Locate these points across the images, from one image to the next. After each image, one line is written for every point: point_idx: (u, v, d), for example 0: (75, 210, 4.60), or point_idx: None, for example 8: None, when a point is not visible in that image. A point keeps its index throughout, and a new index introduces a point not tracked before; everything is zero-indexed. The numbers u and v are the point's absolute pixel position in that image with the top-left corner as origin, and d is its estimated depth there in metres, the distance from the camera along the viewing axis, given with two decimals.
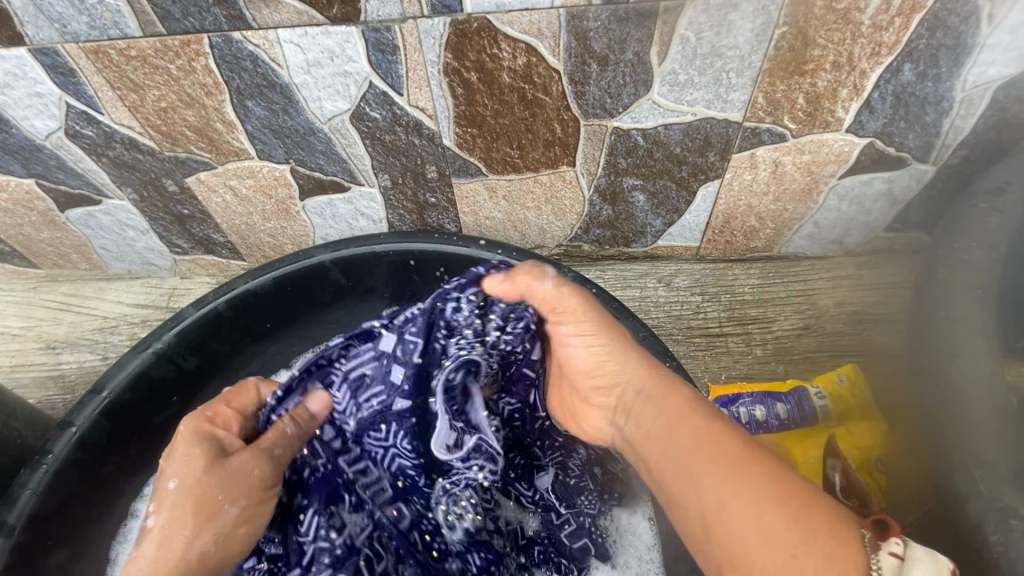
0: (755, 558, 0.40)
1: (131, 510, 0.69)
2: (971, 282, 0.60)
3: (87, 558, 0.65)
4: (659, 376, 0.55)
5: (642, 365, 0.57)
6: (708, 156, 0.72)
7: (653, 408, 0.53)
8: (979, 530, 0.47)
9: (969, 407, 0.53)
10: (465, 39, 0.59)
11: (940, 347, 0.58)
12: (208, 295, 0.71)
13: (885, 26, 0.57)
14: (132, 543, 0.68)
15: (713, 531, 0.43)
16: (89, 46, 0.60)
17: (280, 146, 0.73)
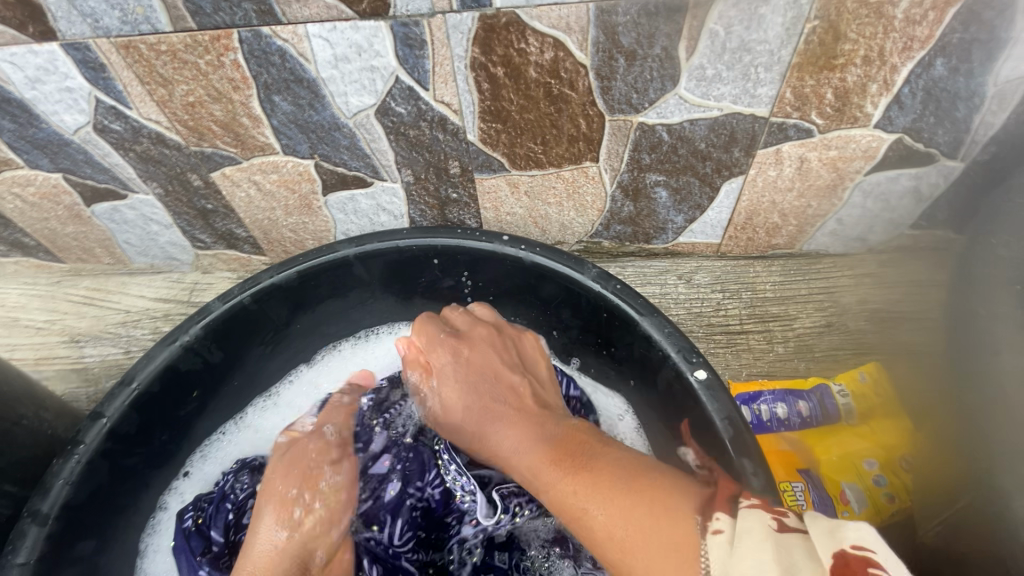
0: (634, 551, 0.40)
1: (158, 503, 0.71)
2: None
3: (116, 548, 0.66)
4: (483, 395, 0.60)
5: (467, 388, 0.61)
6: (732, 151, 0.71)
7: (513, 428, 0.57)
8: None
9: (1013, 405, 0.52)
10: (494, 33, 0.59)
11: (983, 341, 0.56)
12: (234, 289, 0.71)
13: (919, 20, 0.56)
14: (162, 536, 0.70)
15: (622, 547, 0.41)
16: (120, 41, 0.61)
17: (305, 141, 0.73)
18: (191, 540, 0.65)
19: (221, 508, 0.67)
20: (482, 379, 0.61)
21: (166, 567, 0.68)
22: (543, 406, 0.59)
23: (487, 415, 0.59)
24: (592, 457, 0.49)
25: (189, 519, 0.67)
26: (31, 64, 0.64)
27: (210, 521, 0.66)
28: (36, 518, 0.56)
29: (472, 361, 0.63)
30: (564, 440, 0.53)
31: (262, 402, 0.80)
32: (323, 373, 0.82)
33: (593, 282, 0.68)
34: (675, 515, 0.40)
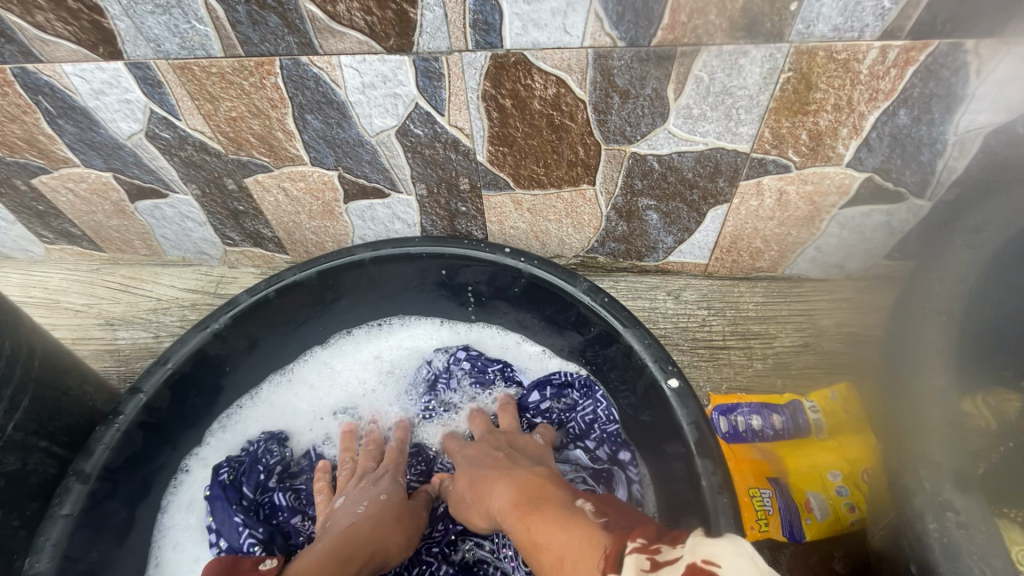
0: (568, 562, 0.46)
1: (181, 465, 0.78)
2: (935, 306, 0.62)
3: (146, 504, 0.73)
4: (471, 466, 0.68)
5: (468, 466, 0.69)
6: (718, 182, 0.78)
7: (481, 481, 0.64)
8: (921, 519, 0.53)
9: (923, 419, 0.56)
10: (503, 70, 0.67)
11: (909, 362, 0.60)
12: (260, 284, 0.79)
13: (882, 76, 0.63)
14: (184, 494, 0.77)
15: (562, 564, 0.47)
16: (177, 62, 0.70)
17: (332, 154, 0.81)
18: (226, 491, 0.73)
19: (254, 468, 0.76)
20: (476, 453, 0.71)
21: (183, 523, 0.75)
22: (516, 460, 0.66)
23: (473, 479, 0.66)
24: (549, 497, 0.56)
25: (224, 473, 0.75)
26: (97, 78, 0.73)
27: (244, 477, 0.75)
28: (79, 476, 0.64)
29: (473, 448, 0.73)
30: (524, 482, 0.60)
31: (277, 377, 0.87)
32: (335, 355, 0.89)
33: (583, 294, 0.75)
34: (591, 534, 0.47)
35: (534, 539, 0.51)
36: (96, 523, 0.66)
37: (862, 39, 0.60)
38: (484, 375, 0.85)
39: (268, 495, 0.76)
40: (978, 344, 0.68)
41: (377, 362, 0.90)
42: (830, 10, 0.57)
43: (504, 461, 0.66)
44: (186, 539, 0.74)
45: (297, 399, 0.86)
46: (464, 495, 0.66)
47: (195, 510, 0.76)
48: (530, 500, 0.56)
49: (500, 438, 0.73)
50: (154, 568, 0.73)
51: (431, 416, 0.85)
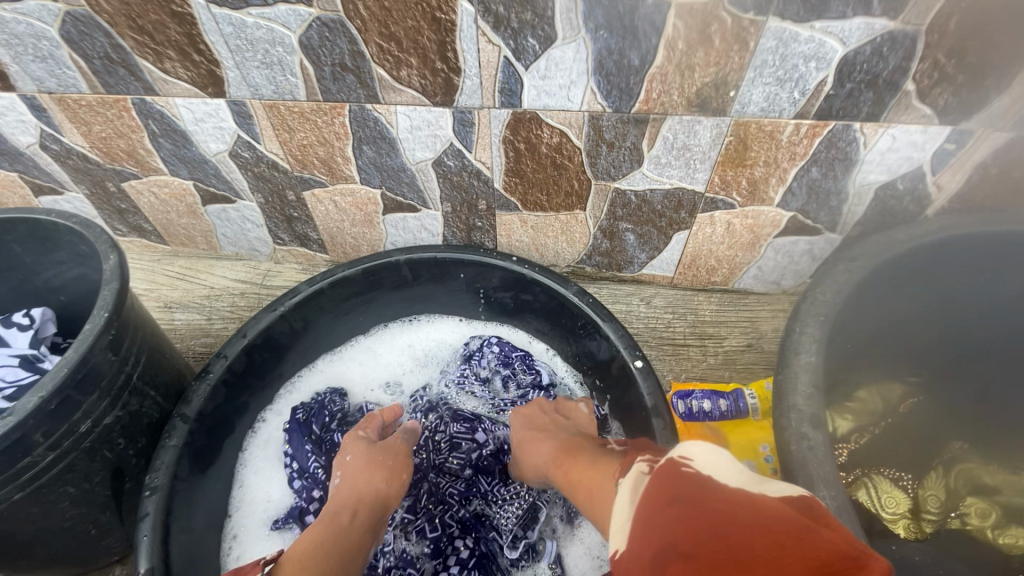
0: (597, 494, 0.60)
1: (258, 416, 0.98)
2: (827, 302, 0.76)
3: (232, 442, 0.92)
4: (524, 432, 0.88)
5: (521, 430, 0.89)
6: (680, 213, 1.01)
7: (533, 446, 0.84)
8: (787, 443, 0.66)
9: (793, 382, 0.70)
10: (520, 123, 0.89)
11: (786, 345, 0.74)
12: (318, 277, 0.99)
13: (797, 143, 0.86)
14: (262, 435, 0.97)
15: (592, 498, 0.61)
16: (268, 102, 0.90)
17: (379, 176, 1.02)
18: (302, 426, 0.93)
19: (321, 412, 0.95)
20: (524, 422, 0.90)
21: (262, 457, 0.95)
22: (559, 427, 0.86)
23: (525, 445, 0.86)
24: (586, 456, 0.72)
25: (300, 413, 0.94)
26: (200, 110, 0.93)
27: (314, 417, 0.94)
28: (182, 417, 0.83)
29: (520, 417, 0.91)
30: (566, 445, 0.78)
31: (329, 355, 1.07)
32: (377, 342, 1.11)
33: (573, 295, 0.96)
34: (612, 470, 0.61)
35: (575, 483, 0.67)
36: (196, 450, 0.84)
37: (781, 117, 0.83)
38: (508, 359, 1.04)
39: (330, 433, 0.93)
40: (856, 335, 0.85)
41: (410, 348, 1.11)
42: (758, 98, 0.80)
43: (550, 429, 0.85)
44: (265, 469, 0.94)
45: (348, 373, 1.07)
46: (520, 458, 0.87)
47: (271, 448, 0.96)
48: (570, 458, 0.74)
49: (547, 406, 0.92)
50: (239, 488, 0.92)
51: (466, 380, 1.04)
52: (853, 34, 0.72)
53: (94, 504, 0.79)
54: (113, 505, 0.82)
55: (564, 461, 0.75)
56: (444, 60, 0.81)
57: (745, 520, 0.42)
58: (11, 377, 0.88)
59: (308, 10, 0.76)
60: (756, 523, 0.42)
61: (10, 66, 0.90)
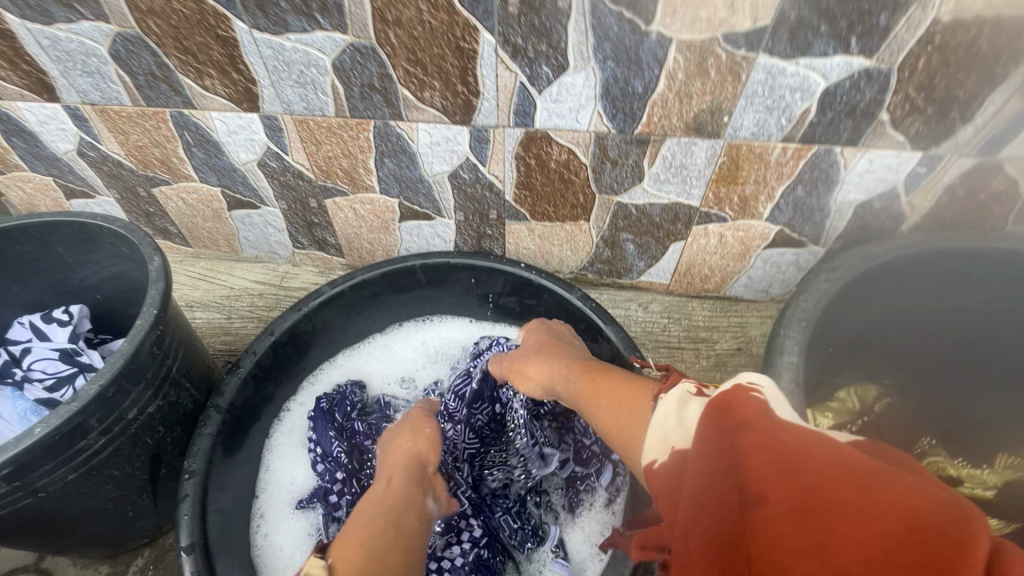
0: (632, 425, 0.61)
1: (283, 406, 1.05)
2: (809, 310, 0.84)
3: (259, 429, 0.99)
4: (535, 350, 0.92)
5: (530, 349, 0.93)
6: (677, 225, 1.09)
7: (546, 362, 0.87)
8: None
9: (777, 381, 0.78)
10: (532, 141, 0.97)
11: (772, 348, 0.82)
12: (340, 279, 1.05)
13: (784, 164, 0.95)
14: (286, 423, 1.03)
15: (628, 429, 0.62)
16: (298, 116, 0.98)
17: (397, 187, 1.09)
18: (326, 413, 0.99)
19: (344, 402, 1.02)
20: (535, 342, 0.95)
21: (287, 444, 1.01)
22: (567, 347, 0.91)
23: (535, 360, 0.90)
24: (605, 379, 0.73)
25: (323, 402, 1.01)
26: (234, 123, 1.00)
27: (337, 406, 1.01)
28: (216, 407, 0.89)
29: (530, 339, 0.97)
30: (580, 363, 0.82)
31: (347, 351, 1.14)
32: (393, 340, 1.18)
33: (577, 299, 1.04)
34: (648, 399, 0.62)
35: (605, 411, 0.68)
36: (229, 437, 0.90)
37: (770, 140, 0.91)
38: None
39: (351, 422, 1.00)
40: (835, 339, 0.93)
41: (423, 346, 1.18)
42: (749, 123, 0.89)
43: (558, 349, 0.90)
44: (289, 455, 1.00)
45: (366, 368, 1.14)
46: (525, 366, 0.91)
47: (295, 435, 1.03)
48: (589, 380, 0.76)
49: (552, 329, 0.99)
50: (265, 471, 0.98)
51: None
52: (834, 70, 0.80)
53: (134, 487, 0.85)
54: (149, 489, 0.88)
55: (584, 382, 0.77)
56: (464, 84, 0.88)
57: (821, 457, 0.43)
58: (52, 369, 0.95)
59: (343, 37, 0.84)
60: (834, 460, 0.43)
61: (58, 79, 0.96)
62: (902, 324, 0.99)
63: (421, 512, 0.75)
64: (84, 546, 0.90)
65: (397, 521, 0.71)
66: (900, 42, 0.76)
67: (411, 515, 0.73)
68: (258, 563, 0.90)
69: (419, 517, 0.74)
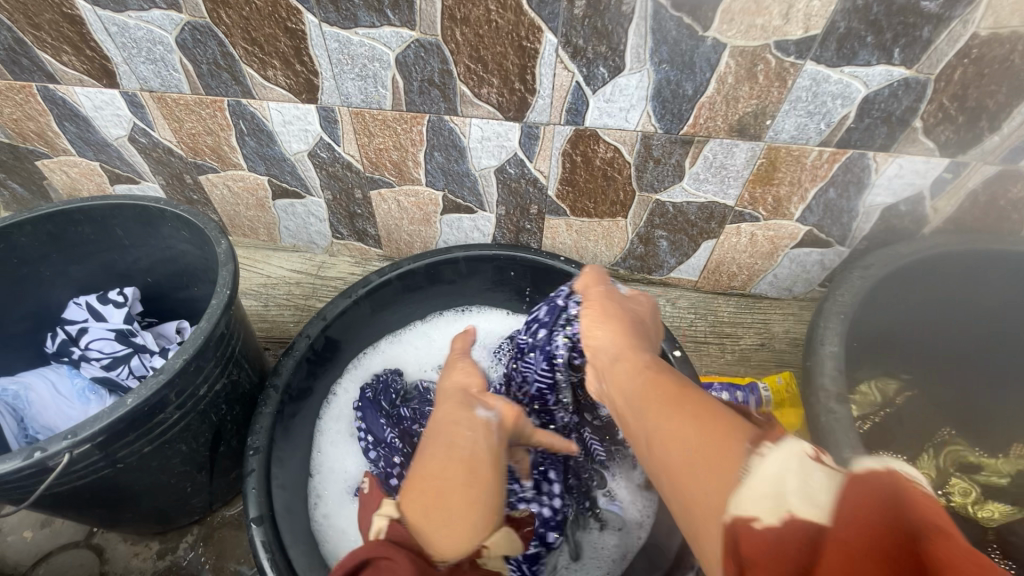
0: (687, 467, 0.46)
1: (330, 391, 1.07)
2: (842, 307, 0.89)
3: (309, 414, 1.01)
4: (608, 326, 0.72)
5: (602, 326, 0.72)
6: (711, 223, 1.14)
7: (615, 351, 0.68)
8: (817, 418, 0.78)
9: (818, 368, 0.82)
10: (580, 138, 1.01)
11: (813, 340, 0.86)
12: (387, 268, 1.09)
13: (820, 166, 1.00)
14: (332, 409, 1.06)
15: (681, 472, 0.46)
16: (354, 109, 1.01)
17: (443, 180, 1.13)
18: (370, 404, 1.02)
19: (388, 390, 1.05)
20: (608, 314, 0.75)
21: (335, 428, 1.05)
22: (639, 335, 0.71)
23: (605, 343, 0.70)
24: (663, 388, 0.56)
25: (368, 391, 1.05)
26: (291, 114, 1.03)
27: (381, 395, 1.04)
28: (274, 388, 0.92)
29: (604, 307, 0.76)
30: (647, 362, 0.63)
31: (388, 339, 1.17)
32: (431, 329, 1.21)
33: None
34: (722, 435, 0.46)
35: (654, 437, 0.52)
36: (285, 417, 0.93)
37: (808, 144, 0.96)
38: None
39: (399, 408, 1.03)
40: (865, 334, 0.98)
41: (460, 334, 1.21)
42: (789, 127, 0.94)
43: (631, 335, 0.70)
44: (338, 440, 1.04)
45: (404, 357, 1.18)
46: (593, 338, 0.72)
47: (342, 420, 1.06)
48: (645, 383, 0.59)
49: (632, 303, 0.79)
50: (316, 454, 1.01)
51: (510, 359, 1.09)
52: (875, 78, 0.86)
53: (196, 462, 0.88)
54: (208, 466, 0.90)
55: (638, 384, 0.60)
56: (522, 82, 0.92)
57: None
58: (108, 349, 0.98)
59: (410, 33, 0.88)
60: None
61: (120, 65, 0.98)
62: (928, 319, 1.04)
63: (475, 433, 0.69)
64: (139, 522, 0.91)
65: (454, 453, 0.65)
66: (940, 54, 0.81)
67: (463, 437, 0.68)
68: (322, 545, 0.92)
69: (471, 436, 0.68)
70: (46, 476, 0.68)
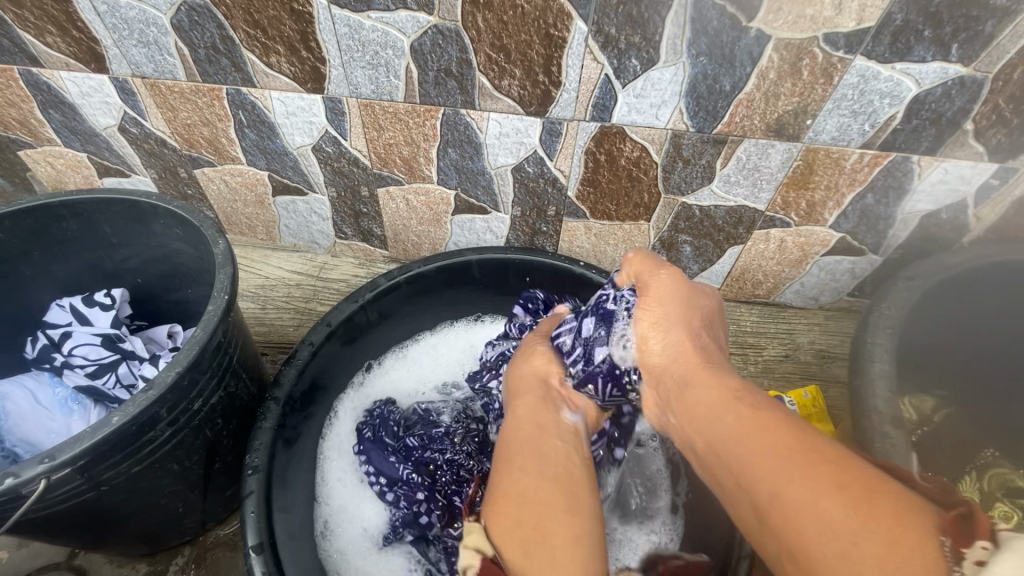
0: (825, 539, 0.45)
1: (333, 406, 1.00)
2: (888, 321, 0.83)
3: (311, 432, 0.94)
4: (687, 347, 0.70)
5: (678, 340, 0.71)
6: (739, 229, 1.08)
7: (697, 372, 0.67)
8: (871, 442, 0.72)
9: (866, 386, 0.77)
10: (605, 136, 0.94)
11: (860, 355, 0.81)
12: (396, 270, 1.02)
13: (860, 170, 0.94)
14: (335, 430, 0.98)
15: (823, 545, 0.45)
16: (364, 100, 0.94)
17: (456, 178, 1.06)
18: (373, 446, 0.95)
19: (386, 423, 0.98)
20: (681, 325, 0.72)
21: (338, 449, 0.97)
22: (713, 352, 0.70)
23: (686, 363, 0.69)
24: (764, 430, 0.55)
25: (367, 431, 0.97)
26: (295, 104, 0.96)
27: (382, 430, 0.97)
28: (275, 399, 0.85)
29: (675, 313, 0.73)
30: (736, 391, 0.62)
31: (395, 351, 1.10)
32: (440, 340, 1.14)
33: None
34: (873, 507, 0.45)
35: (772, 497, 0.50)
36: (287, 431, 0.86)
37: (849, 146, 0.90)
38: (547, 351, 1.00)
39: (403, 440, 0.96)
40: (908, 349, 0.92)
41: (470, 347, 1.14)
42: (831, 127, 0.88)
43: (709, 358, 0.69)
44: (341, 464, 0.96)
45: (409, 373, 1.10)
46: (668, 353, 0.71)
47: (345, 442, 0.98)
48: (744, 420, 0.57)
49: (697, 302, 0.75)
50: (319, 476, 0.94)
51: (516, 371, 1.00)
52: (928, 76, 0.80)
53: (188, 480, 0.80)
54: (201, 484, 0.83)
55: (736, 421, 0.58)
56: (547, 74, 0.86)
57: None
58: (94, 356, 0.91)
59: (427, 18, 0.81)
60: None
61: (109, 48, 0.91)
62: (971, 333, 0.99)
63: (565, 440, 0.72)
64: (126, 544, 0.84)
65: (549, 470, 0.66)
66: (1001, 51, 0.76)
67: (555, 446, 0.70)
68: None
69: (563, 444, 0.71)
70: (22, 504, 0.60)
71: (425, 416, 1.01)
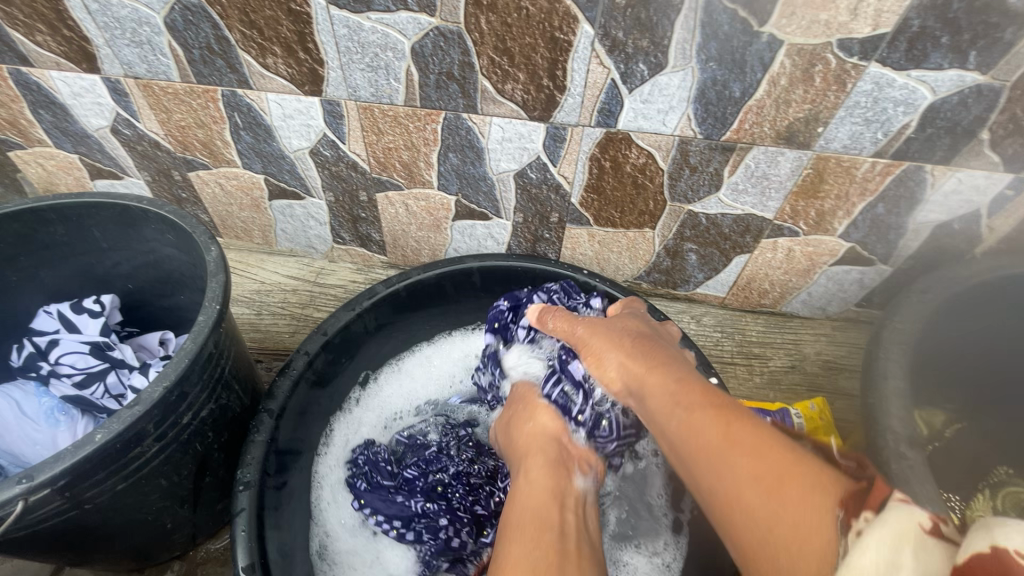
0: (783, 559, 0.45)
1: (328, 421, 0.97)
2: (902, 336, 0.81)
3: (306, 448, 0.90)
4: (632, 360, 0.71)
5: (621, 361, 0.73)
6: (746, 237, 1.06)
7: (648, 391, 0.67)
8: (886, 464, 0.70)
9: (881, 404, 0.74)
10: (611, 142, 0.92)
11: (874, 372, 0.78)
12: (395, 278, 0.99)
13: (871, 179, 0.91)
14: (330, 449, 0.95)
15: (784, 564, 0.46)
16: (362, 104, 0.91)
17: (457, 184, 1.04)
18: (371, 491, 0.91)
19: (377, 468, 0.93)
20: (620, 347, 0.74)
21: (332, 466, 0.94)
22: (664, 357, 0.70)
23: (636, 378, 0.69)
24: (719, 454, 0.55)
25: (360, 481, 0.92)
26: (292, 107, 0.94)
27: (375, 474, 0.92)
28: (268, 411, 0.82)
29: (613, 335, 0.76)
30: (687, 400, 0.62)
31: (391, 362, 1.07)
32: (438, 350, 1.11)
33: None
34: (813, 516, 0.45)
35: (740, 529, 0.50)
36: (280, 444, 0.83)
37: (861, 155, 0.88)
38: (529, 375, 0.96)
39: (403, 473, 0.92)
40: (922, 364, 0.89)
41: (469, 358, 1.11)
42: (843, 135, 0.85)
43: (665, 366, 0.69)
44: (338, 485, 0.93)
45: (404, 388, 1.06)
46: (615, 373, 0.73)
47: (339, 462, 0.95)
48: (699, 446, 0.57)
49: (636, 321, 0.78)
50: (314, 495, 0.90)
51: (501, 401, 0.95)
52: (944, 83, 0.77)
53: (176, 495, 0.77)
54: (191, 499, 0.80)
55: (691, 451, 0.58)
56: (551, 78, 0.83)
57: None
58: (82, 365, 0.88)
59: (428, 20, 0.78)
60: None
61: (101, 48, 0.88)
62: (984, 347, 0.96)
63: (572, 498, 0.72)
64: (112, 561, 0.81)
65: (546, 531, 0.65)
66: (1020, 58, 0.74)
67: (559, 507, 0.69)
68: None
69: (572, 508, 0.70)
70: None
71: (411, 442, 0.98)
